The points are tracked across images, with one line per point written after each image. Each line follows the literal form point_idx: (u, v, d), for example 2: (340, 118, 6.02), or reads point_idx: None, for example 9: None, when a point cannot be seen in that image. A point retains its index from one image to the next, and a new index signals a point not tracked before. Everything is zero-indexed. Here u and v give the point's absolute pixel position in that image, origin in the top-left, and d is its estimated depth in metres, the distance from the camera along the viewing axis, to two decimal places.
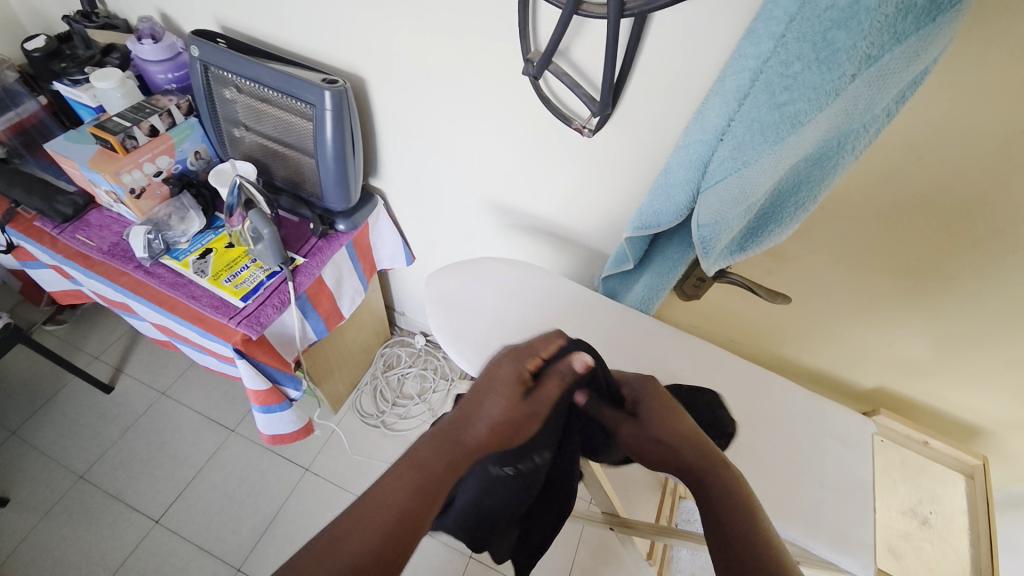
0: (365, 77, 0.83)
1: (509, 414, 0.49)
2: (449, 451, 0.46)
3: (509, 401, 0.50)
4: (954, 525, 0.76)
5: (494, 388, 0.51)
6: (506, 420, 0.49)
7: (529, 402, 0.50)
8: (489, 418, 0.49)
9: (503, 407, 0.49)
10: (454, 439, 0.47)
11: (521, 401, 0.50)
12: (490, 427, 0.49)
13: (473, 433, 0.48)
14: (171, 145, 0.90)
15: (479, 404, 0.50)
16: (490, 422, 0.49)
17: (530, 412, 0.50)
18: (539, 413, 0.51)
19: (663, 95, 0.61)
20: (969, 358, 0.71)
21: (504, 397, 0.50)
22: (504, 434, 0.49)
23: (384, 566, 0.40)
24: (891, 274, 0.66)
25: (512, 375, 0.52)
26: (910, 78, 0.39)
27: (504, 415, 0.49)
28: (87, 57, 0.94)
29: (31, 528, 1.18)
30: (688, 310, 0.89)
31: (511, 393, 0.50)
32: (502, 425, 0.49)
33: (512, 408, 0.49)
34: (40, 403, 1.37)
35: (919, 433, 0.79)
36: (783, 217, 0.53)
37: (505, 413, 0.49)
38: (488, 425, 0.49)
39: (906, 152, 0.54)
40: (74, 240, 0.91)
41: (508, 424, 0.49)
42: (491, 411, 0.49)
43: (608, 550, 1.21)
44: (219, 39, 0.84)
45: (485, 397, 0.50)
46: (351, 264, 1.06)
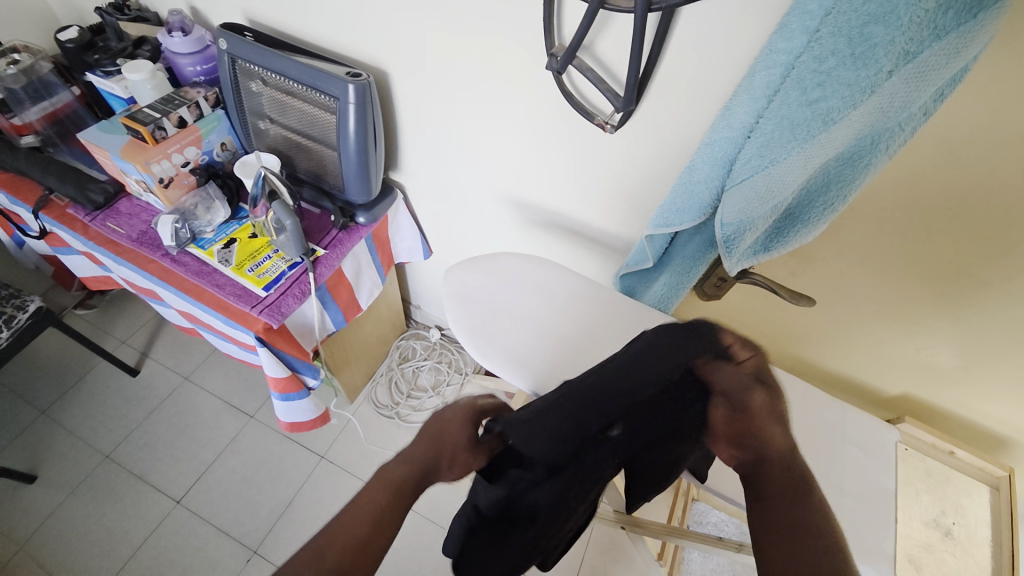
0: (388, 71, 0.84)
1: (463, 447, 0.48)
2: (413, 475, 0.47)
3: (468, 441, 0.49)
4: (978, 538, 0.74)
5: (454, 423, 0.49)
6: (460, 455, 0.48)
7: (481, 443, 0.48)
8: (448, 453, 0.48)
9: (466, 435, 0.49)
10: (423, 459, 0.48)
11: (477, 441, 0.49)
12: (448, 457, 0.48)
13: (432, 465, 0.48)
14: (198, 137, 0.92)
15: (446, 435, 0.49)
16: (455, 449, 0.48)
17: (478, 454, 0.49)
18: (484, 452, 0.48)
19: (689, 90, 0.60)
20: (1000, 367, 0.68)
21: (457, 433, 0.49)
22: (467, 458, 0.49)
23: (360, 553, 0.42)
24: (921, 278, 0.64)
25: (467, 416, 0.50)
26: (950, 76, 0.38)
27: (459, 453, 0.48)
28: (119, 49, 0.97)
29: (58, 504, 1.23)
30: (708, 310, 0.88)
31: (463, 430, 0.49)
32: (456, 458, 0.48)
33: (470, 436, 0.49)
34: (69, 384, 1.43)
35: (946, 443, 0.77)
36: (810, 218, 0.52)
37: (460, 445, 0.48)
38: (446, 458, 0.48)
39: (942, 152, 0.52)
40: (104, 227, 0.94)
41: (461, 457, 0.48)
42: (449, 445, 0.48)
43: (617, 549, 1.21)
44: (247, 32, 0.86)
45: (442, 436, 0.49)
46: (370, 256, 1.08)
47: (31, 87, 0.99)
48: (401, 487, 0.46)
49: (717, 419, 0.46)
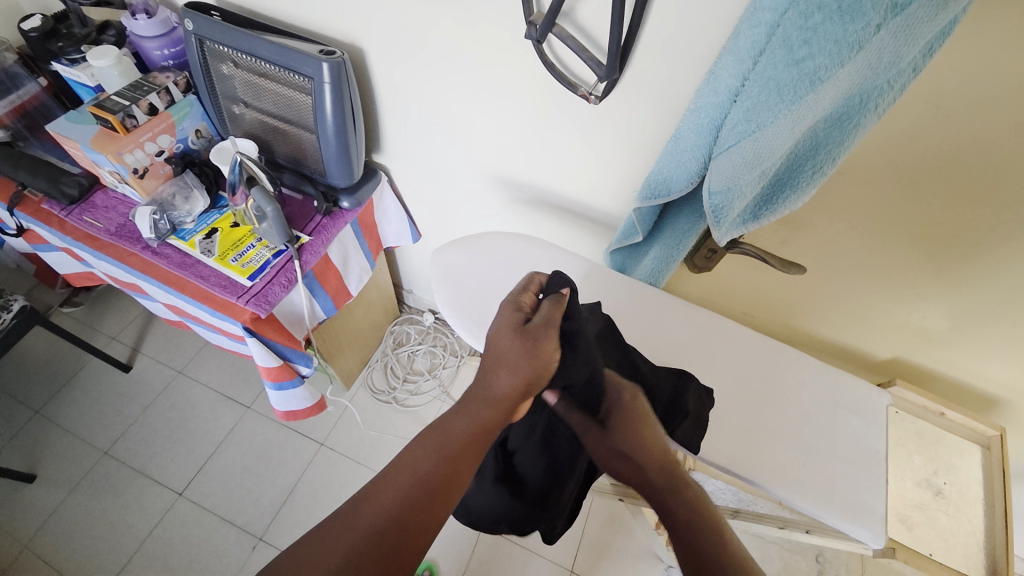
0: (363, 48, 0.81)
1: (524, 343, 0.54)
2: (489, 403, 0.52)
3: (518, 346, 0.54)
4: (969, 497, 0.75)
5: (505, 328, 0.55)
6: (522, 363, 0.53)
7: (533, 331, 0.55)
8: (519, 359, 0.53)
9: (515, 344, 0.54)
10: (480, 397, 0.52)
11: (527, 334, 0.55)
12: (506, 370, 0.53)
13: (496, 386, 0.53)
14: (171, 124, 0.89)
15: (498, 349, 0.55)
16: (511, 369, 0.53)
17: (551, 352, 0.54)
18: (548, 335, 0.55)
19: (675, 57, 0.58)
20: (990, 328, 0.69)
21: (505, 337, 0.55)
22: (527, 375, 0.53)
23: (399, 530, 0.42)
24: (911, 243, 0.64)
25: (511, 318, 0.57)
26: (940, 27, 0.36)
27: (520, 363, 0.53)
28: (83, 35, 0.93)
29: (60, 502, 1.23)
30: (698, 283, 0.87)
31: (511, 333, 0.55)
32: (523, 360, 0.53)
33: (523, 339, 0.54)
34: (62, 382, 1.41)
35: (937, 405, 0.77)
36: (799, 183, 0.51)
37: (518, 347, 0.54)
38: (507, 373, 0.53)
39: (931, 111, 0.51)
40: (81, 222, 0.91)
41: (530, 358, 0.53)
42: (511, 359, 0.53)
43: (618, 521, 1.23)
44: (214, 11, 0.82)
45: (504, 351, 0.54)
46: (357, 241, 1.06)
47: None
48: (474, 425, 0.50)
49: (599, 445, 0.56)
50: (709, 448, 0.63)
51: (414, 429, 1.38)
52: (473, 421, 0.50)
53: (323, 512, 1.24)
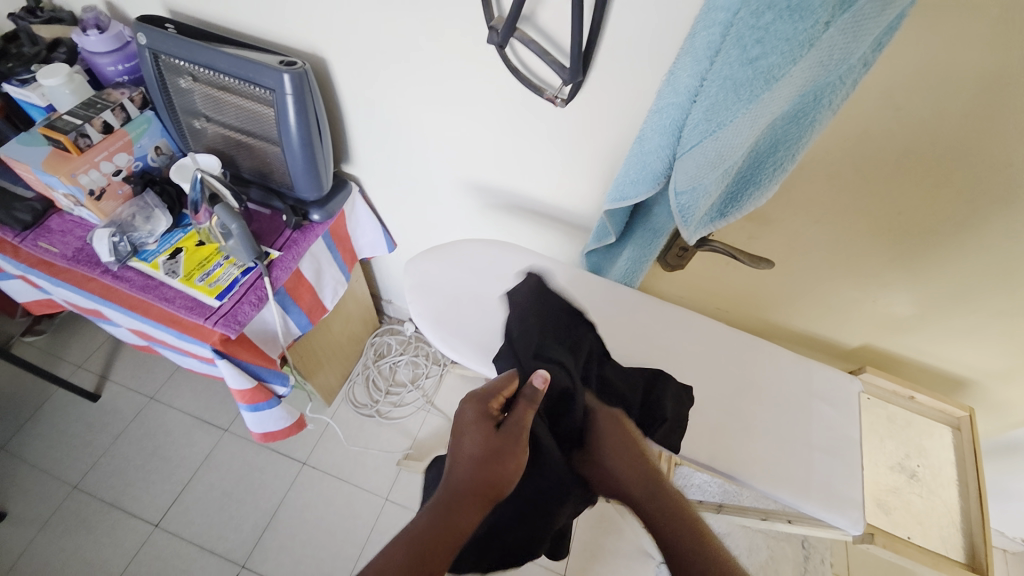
0: (327, 58, 0.79)
1: (488, 450, 0.49)
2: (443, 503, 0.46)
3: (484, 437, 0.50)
4: (942, 478, 0.77)
5: (468, 426, 0.51)
6: (487, 478, 0.47)
7: (496, 444, 0.49)
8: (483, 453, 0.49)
9: (479, 442, 0.49)
10: (450, 498, 0.46)
11: (491, 436, 0.50)
12: (477, 467, 0.48)
13: (460, 478, 0.47)
14: (128, 142, 0.86)
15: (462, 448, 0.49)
16: (474, 462, 0.48)
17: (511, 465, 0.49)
18: (511, 451, 0.50)
19: (636, 59, 0.59)
20: (951, 312, 0.71)
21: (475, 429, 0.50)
22: (495, 471, 0.48)
23: None
24: (873, 234, 0.66)
25: (477, 415, 0.51)
26: (887, 23, 0.37)
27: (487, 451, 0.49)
28: (32, 54, 0.88)
29: (29, 541, 1.17)
30: (673, 281, 0.88)
31: (479, 443, 0.49)
32: (479, 470, 0.48)
33: (490, 443, 0.49)
34: (26, 415, 1.35)
35: (905, 389, 0.80)
36: (762, 180, 0.51)
37: (481, 451, 0.49)
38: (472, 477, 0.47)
39: (883, 105, 0.52)
40: (36, 247, 0.87)
41: (484, 468, 0.48)
42: (461, 467, 0.48)
43: (608, 521, 1.23)
44: (168, 24, 0.79)
45: (470, 452, 0.49)
46: (329, 254, 1.03)
47: None
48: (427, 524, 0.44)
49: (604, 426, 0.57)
50: (690, 446, 0.63)
51: (398, 442, 1.35)
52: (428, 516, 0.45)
53: (308, 534, 1.21)
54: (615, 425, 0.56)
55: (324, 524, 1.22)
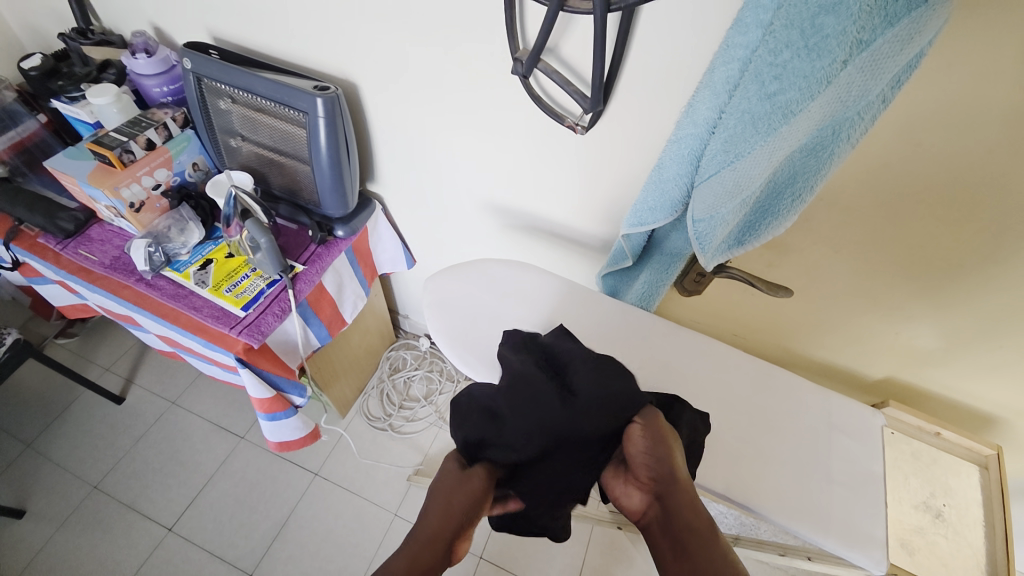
0: (357, 83, 0.83)
1: (452, 488, 0.49)
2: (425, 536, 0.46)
3: (449, 476, 0.50)
4: (969, 519, 0.75)
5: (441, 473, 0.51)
6: (474, 512, 0.48)
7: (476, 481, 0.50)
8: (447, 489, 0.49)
9: (444, 482, 0.49)
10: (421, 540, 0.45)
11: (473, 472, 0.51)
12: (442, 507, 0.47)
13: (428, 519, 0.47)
14: (168, 158, 0.91)
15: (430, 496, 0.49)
16: (441, 502, 0.48)
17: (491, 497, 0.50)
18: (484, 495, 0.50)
19: (657, 90, 0.60)
20: (979, 348, 0.69)
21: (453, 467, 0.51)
22: (459, 503, 0.47)
23: None
24: (894, 266, 0.65)
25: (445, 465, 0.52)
26: (905, 62, 0.37)
27: (453, 486, 0.49)
28: (84, 74, 0.95)
29: (48, 539, 1.20)
30: (689, 306, 0.88)
31: (450, 477, 0.50)
32: (447, 508, 0.47)
33: (453, 481, 0.49)
34: (54, 415, 1.39)
35: (931, 425, 0.77)
36: (780, 210, 0.52)
37: (445, 490, 0.49)
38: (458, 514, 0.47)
39: (905, 138, 0.53)
40: (76, 255, 0.92)
41: (450, 504, 0.47)
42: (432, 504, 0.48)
43: (618, 548, 1.21)
44: (212, 50, 0.84)
45: (450, 485, 0.49)
46: (351, 268, 1.06)
47: None
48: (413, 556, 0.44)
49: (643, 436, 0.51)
50: (705, 474, 0.63)
51: (409, 457, 1.36)
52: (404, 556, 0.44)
53: (316, 546, 1.21)
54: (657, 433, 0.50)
55: (333, 537, 1.22)
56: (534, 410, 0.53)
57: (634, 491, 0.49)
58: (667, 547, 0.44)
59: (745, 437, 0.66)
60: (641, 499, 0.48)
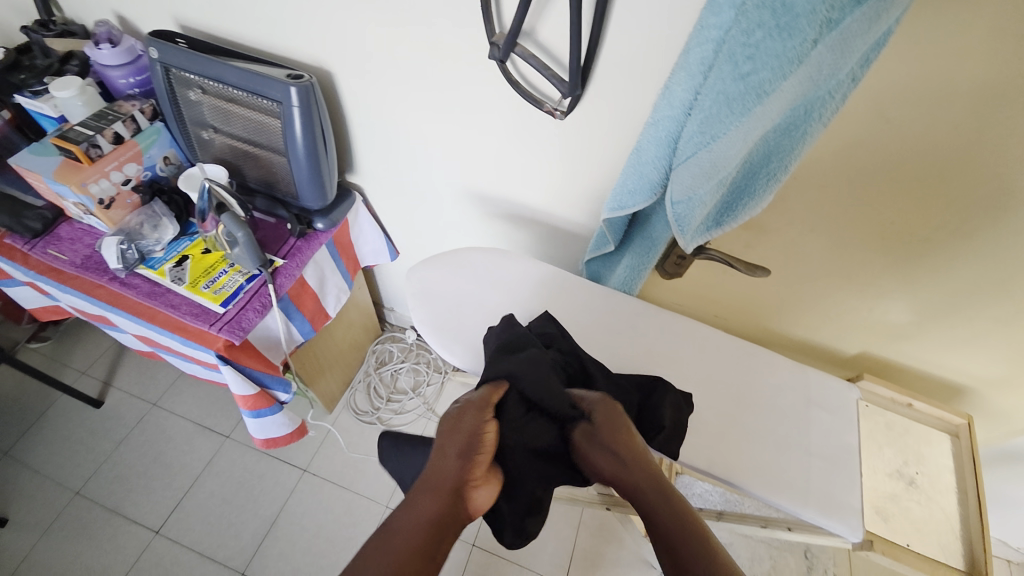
0: (332, 71, 0.82)
1: (452, 439, 0.50)
2: (436, 496, 0.46)
3: (451, 426, 0.51)
4: (940, 485, 0.78)
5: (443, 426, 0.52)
6: (475, 454, 0.49)
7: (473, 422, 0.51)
8: (448, 443, 0.50)
9: (445, 432, 0.51)
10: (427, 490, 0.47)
11: (463, 412, 0.52)
12: (442, 458, 0.49)
13: (432, 472, 0.48)
14: (138, 152, 0.88)
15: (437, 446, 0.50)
16: (441, 453, 0.49)
17: (493, 430, 0.51)
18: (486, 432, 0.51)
19: (632, 73, 0.60)
20: (947, 320, 0.72)
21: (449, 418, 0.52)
22: (456, 452, 0.49)
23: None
24: (866, 243, 0.67)
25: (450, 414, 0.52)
26: (874, 40, 0.38)
27: (451, 436, 0.50)
28: (46, 66, 0.91)
29: (32, 547, 1.18)
30: (671, 289, 0.89)
31: (448, 426, 0.51)
32: (445, 459, 0.49)
33: (452, 431, 0.51)
34: (30, 421, 1.35)
35: (903, 397, 0.81)
36: (755, 190, 0.53)
37: (447, 441, 0.50)
38: (457, 457, 0.48)
39: (874, 116, 0.54)
40: (45, 255, 0.89)
41: (447, 455, 0.49)
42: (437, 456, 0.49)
43: (608, 530, 1.23)
44: (179, 39, 0.82)
45: (446, 433, 0.51)
46: (333, 261, 1.05)
47: None
48: (419, 517, 0.44)
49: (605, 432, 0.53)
50: (688, 452, 0.64)
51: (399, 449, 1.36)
52: (411, 512, 0.45)
53: (308, 543, 1.20)
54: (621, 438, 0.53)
55: (325, 532, 1.22)
56: (544, 391, 0.54)
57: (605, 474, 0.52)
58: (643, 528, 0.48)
59: (726, 415, 0.67)
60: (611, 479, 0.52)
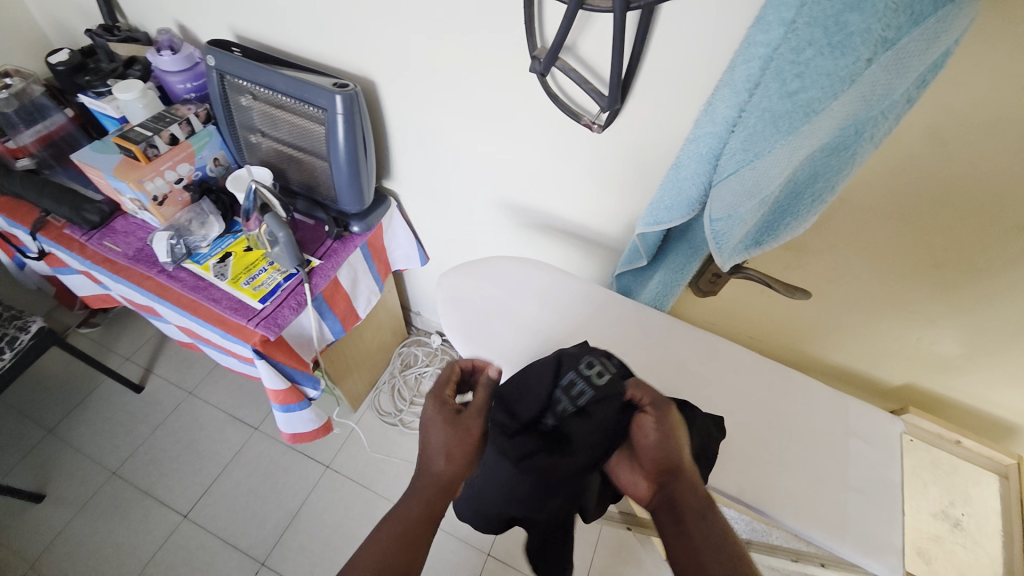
0: (376, 80, 0.84)
1: (451, 440, 0.52)
2: (431, 492, 0.50)
3: (445, 422, 0.53)
4: (987, 529, 0.76)
5: (434, 422, 0.53)
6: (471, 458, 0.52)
7: (469, 416, 0.54)
8: (448, 443, 0.52)
9: (443, 433, 0.52)
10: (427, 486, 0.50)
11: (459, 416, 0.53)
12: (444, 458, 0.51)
13: (434, 469, 0.51)
14: (191, 153, 0.93)
15: (434, 436, 0.52)
16: (442, 451, 0.51)
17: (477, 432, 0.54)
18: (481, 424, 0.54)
19: (674, 89, 0.60)
20: (1003, 355, 0.67)
21: (429, 408, 0.54)
22: (457, 454, 0.51)
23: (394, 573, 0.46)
24: (917, 269, 0.64)
25: (437, 408, 0.54)
26: (932, 61, 0.37)
27: (449, 439, 0.52)
28: (110, 70, 0.97)
29: (68, 522, 1.23)
30: (704, 307, 0.87)
31: (446, 425, 0.52)
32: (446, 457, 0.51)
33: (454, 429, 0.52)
34: (76, 402, 1.43)
35: (951, 433, 0.76)
36: (799, 210, 0.51)
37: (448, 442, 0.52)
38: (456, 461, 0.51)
39: (928, 139, 0.52)
40: (101, 246, 0.94)
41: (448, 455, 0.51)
42: (434, 451, 0.51)
43: (627, 550, 1.20)
44: (234, 47, 0.86)
45: (446, 437, 0.52)
46: (366, 264, 1.07)
47: (25, 110, 0.98)
48: (420, 512, 0.49)
49: (652, 438, 0.51)
50: (718, 477, 0.62)
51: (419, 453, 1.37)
52: (413, 506, 0.50)
53: (326, 539, 1.22)
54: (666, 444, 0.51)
55: (343, 529, 1.24)
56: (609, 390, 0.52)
57: (642, 481, 0.52)
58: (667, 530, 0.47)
59: (758, 441, 0.65)
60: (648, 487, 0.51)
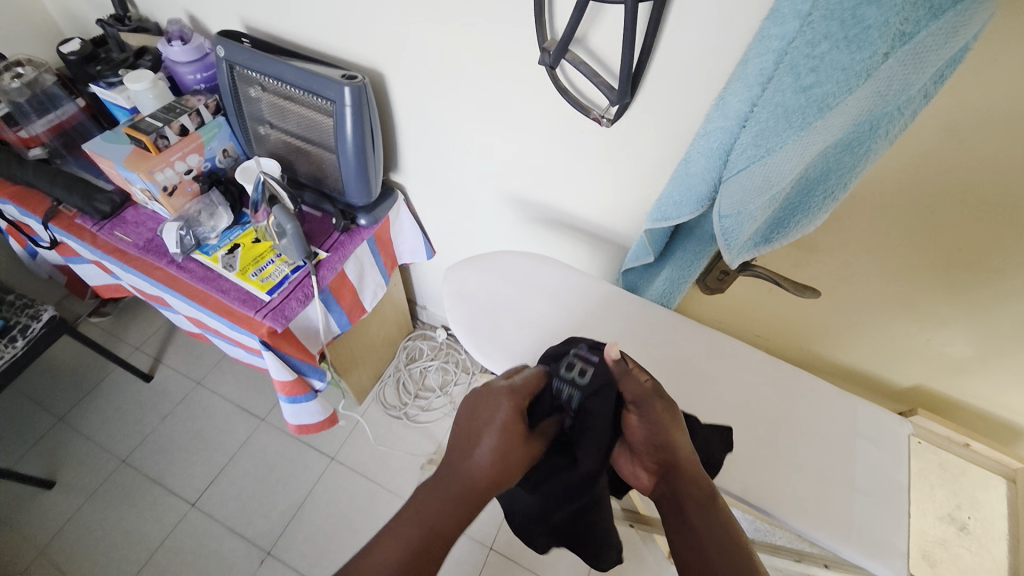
0: (384, 73, 0.84)
1: (506, 456, 0.48)
2: (466, 502, 0.45)
3: (509, 435, 0.49)
4: (992, 533, 0.79)
5: (490, 427, 0.49)
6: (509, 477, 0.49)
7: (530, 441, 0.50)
8: (500, 457, 0.47)
9: (498, 441, 0.48)
10: (465, 494, 0.46)
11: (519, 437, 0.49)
12: (493, 469, 0.47)
13: (474, 475, 0.46)
14: (200, 144, 0.93)
15: (485, 442, 0.48)
16: (491, 461, 0.47)
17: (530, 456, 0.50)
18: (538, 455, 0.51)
19: (685, 83, 0.59)
20: (1016, 357, 0.66)
21: (502, 410, 0.50)
22: (506, 470, 0.47)
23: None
24: (930, 269, 0.63)
25: (508, 415, 0.50)
26: (949, 56, 0.36)
27: (506, 453, 0.48)
28: (121, 60, 0.97)
29: (77, 509, 1.26)
30: (712, 304, 0.86)
31: (509, 440, 0.48)
32: (495, 471, 0.47)
33: (509, 448, 0.48)
34: (86, 390, 1.45)
35: (960, 437, 0.78)
36: (811, 207, 0.51)
37: (501, 455, 0.48)
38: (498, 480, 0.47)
39: (944, 137, 0.51)
40: (112, 236, 0.95)
41: (497, 471, 0.47)
42: (482, 459, 0.47)
43: (629, 546, 1.21)
44: (244, 39, 0.86)
45: (500, 447, 0.48)
46: (372, 257, 1.08)
47: (36, 100, 0.99)
48: (450, 519, 0.45)
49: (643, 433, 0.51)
50: (722, 475, 0.62)
51: (423, 446, 1.38)
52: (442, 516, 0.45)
53: (331, 529, 1.24)
54: (662, 437, 0.51)
55: (347, 520, 1.25)
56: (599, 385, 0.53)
57: (642, 472, 0.52)
58: (671, 524, 0.47)
59: (764, 440, 0.64)
60: (649, 479, 0.51)
